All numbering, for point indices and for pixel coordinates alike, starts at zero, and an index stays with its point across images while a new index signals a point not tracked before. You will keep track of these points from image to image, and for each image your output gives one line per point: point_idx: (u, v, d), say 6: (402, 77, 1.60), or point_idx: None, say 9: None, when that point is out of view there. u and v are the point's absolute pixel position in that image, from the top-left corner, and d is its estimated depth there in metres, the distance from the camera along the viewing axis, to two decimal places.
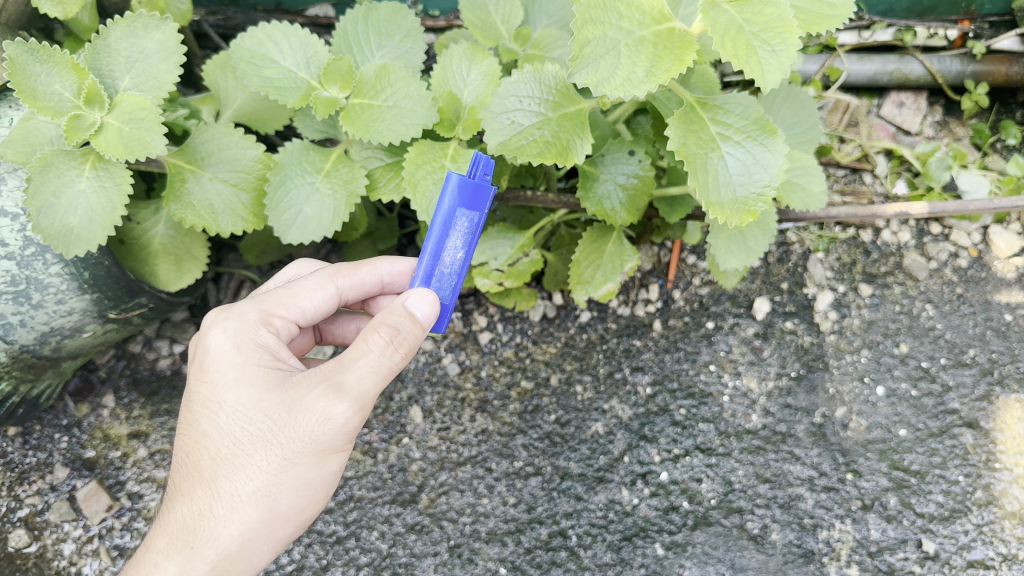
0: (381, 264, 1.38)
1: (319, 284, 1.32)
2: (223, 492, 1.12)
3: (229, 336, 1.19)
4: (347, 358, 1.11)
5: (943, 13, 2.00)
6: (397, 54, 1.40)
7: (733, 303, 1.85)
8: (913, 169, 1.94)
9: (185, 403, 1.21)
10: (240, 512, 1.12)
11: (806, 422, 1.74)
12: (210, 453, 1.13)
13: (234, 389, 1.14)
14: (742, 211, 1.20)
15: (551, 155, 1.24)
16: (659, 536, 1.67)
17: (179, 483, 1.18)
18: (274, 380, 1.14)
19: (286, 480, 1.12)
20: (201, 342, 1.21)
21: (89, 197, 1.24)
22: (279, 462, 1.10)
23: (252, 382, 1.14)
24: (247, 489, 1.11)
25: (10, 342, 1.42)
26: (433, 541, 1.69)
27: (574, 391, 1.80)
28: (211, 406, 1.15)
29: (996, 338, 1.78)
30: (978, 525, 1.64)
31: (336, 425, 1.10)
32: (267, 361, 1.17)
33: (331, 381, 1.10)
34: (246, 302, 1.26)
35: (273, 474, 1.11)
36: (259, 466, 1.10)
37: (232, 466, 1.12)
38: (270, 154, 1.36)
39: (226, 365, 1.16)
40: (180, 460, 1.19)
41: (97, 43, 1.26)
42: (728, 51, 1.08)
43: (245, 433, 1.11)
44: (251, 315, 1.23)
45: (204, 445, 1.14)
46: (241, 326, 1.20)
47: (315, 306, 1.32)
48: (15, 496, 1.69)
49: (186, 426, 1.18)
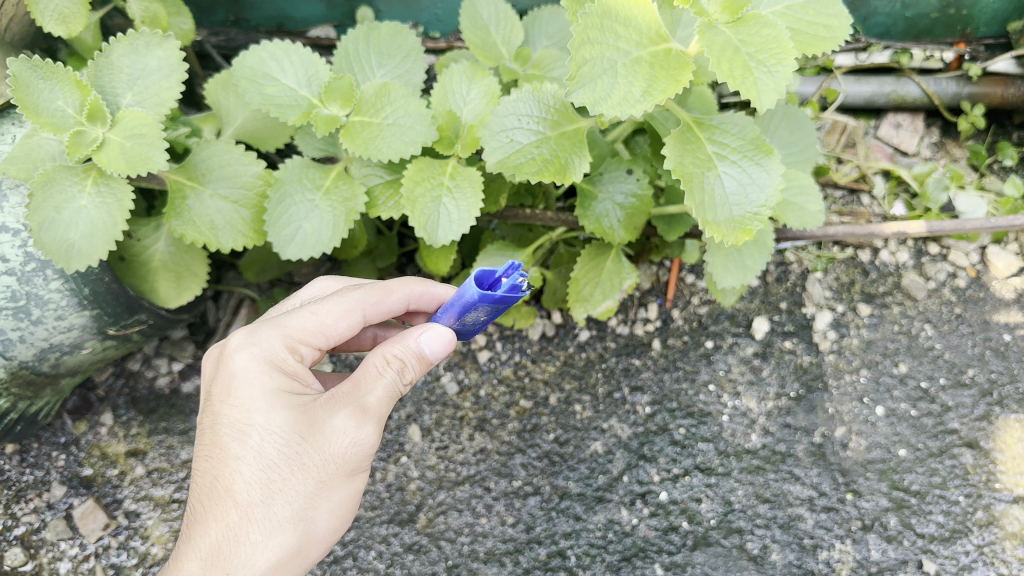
0: (410, 287, 1.35)
1: (347, 310, 1.27)
2: (260, 517, 1.10)
3: (256, 359, 1.18)
4: (364, 381, 1.16)
5: (938, 35, 2.03)
6: (397, 73, 1.42)
7: (732, 322, 1.85)
8: (911, 190, 1.95)
9: (208, 426, 1.18)
10: (278, 536, 1.11)
11: (806, 442, 1.73)
12: (243, 479, 1.11)
13: (266, 414, 1.13)
14: (738, 230, 1.21)
15: (549, 172, 1.26)
16: (658, 556, 1.66)
17: (204, 509, 1.15)
18: (305, 404, 1.15)
19: (321, 501, 1.13)
20: (224, 365, 1.20)
21: (91, 213, 1.25)
22: (315, 485, 1.12)
23: (284, 406, 1.14)
24: (286, 513, 1.11)
25: (9, 358, 1.42)
26: (431, 561, 1.68)
27: (573, 411, 1.80)
28: (242, 431, 1.13)
29: (995, 358, 1.78)
30: (978, 546, 1.63)
31: (366, 445, 1.14)
32: (293, 385, 1.18)
33: (358, 404, 1.14)
34: (266, 326, 1.23)
35: (311, 497, 1.12)
36: (296, 489, 1.11)
37: (267, 492, 1.10)
38: (271, 171, 1.37)
39: (255, 389, 1.15)
40: (204, 485, 1.16)
41: (100, 60, 1.27)
42: (724, 72, 1.09)
43: (280, 458, 1.11)
44: (275, 340, 1.21)
45: (236, 469, 1.12)
46: (267, 350, 1.20)
47: (342, 331, 1.27)
48: (11, 515, 1.68)
49: (213, 449, 1.15)
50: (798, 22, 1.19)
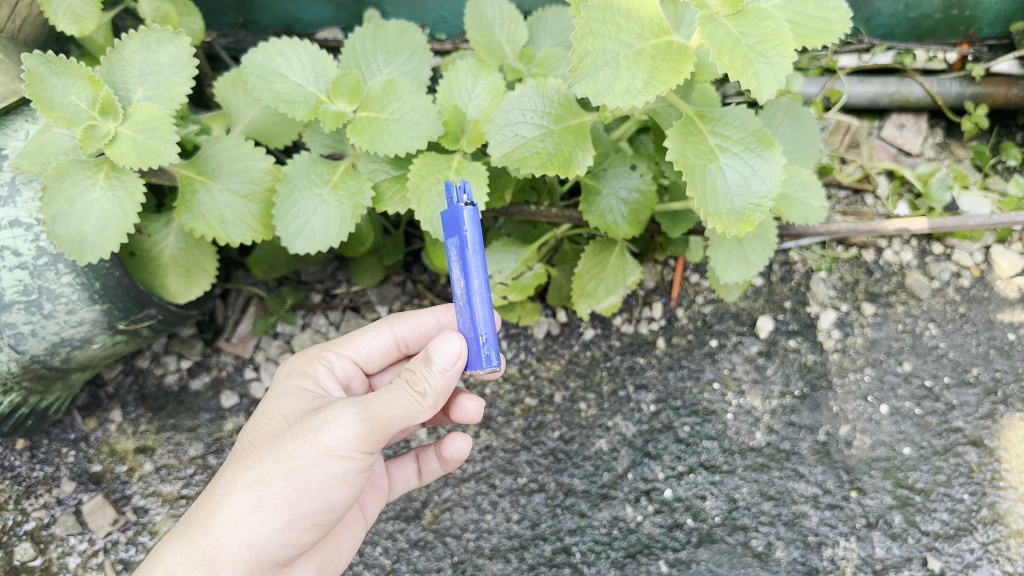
0: (436, 309, 1.42)
1: (376, 326, 1.42)
2: (231, 477, 1.19)
3: (290, 366, 1.38)
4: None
5: (942, 36, 2.04)
6: (404, 71, 1.44)
7: (737, 321, 1.86)
8: (915, 190, 1.95)
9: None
10: (236, 495, 1.17)
11: (810, 440, 1.73)
12: (237, 447, 1.25)
13: (274, 399, 1.29)
14: (740, 221, 1.22)
15: (553, 166, 1.27)
16: (663, 553, 1.66)
17: None
18: (313, 399, 1.28)
19: (280, 471, 1.15)
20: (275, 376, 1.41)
21: (102, 206, 1.27)
22: (281, 450, 1.16)
23: (293, 396, 1.29)
24: (250, 476, 1.17)
25: (21, 352, 1.44)
26: (437, 557, 1.68)
27: (578, 409, 1.80)
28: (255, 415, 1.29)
29: (999, 357, 1.78)
30: (983, 543, 1.63)
31: (341, 425, 1.13)
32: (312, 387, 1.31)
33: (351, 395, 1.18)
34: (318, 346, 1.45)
35: (272, 465, 1.16)
36: (266, 454, 1.18)
37: (245, 455, 1.20)
38: (279, 166, 1.39)
39: (279, 384, 1.33)
40: None
41: (112, 56, 1.30)
42: (725, 63, 1.11)
43: (267, 430, 1.22)
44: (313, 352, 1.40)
45: (239, 443, 1.26)
46: (301, 359, 1.39)
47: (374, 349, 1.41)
48: (21, 510, 1.70)
49: None
50: (798, 15, 1.20)
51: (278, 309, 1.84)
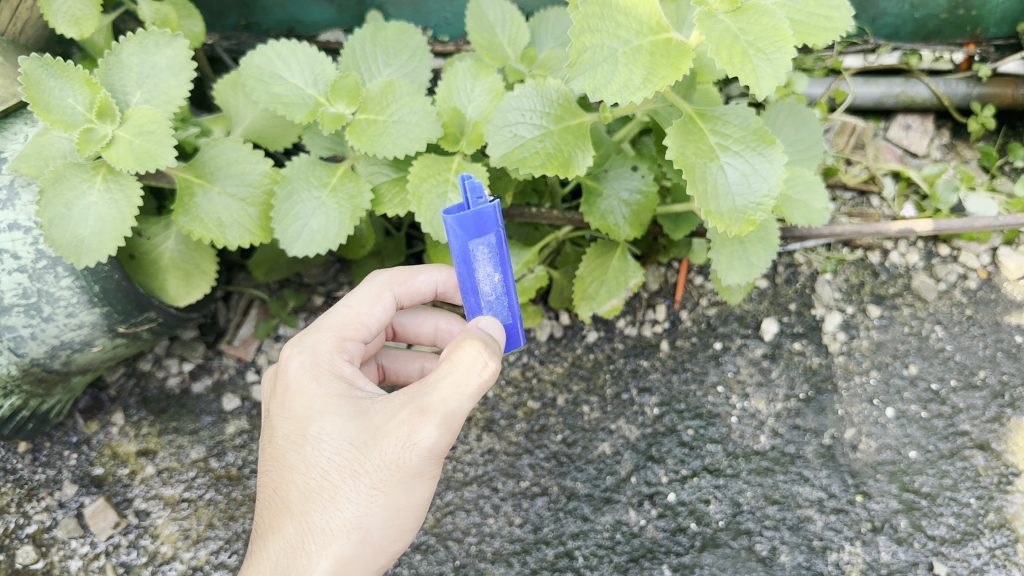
0: (438, 271, 1.34)
1: (377, 295, 1.28)
2: (316, 528, 1.10)
3: (308, 369, 1.18)
4: (433, 382, 1.07)
5: (948, 37, 2.02)
6: (404, 72, 1.44)
7: (741, 324, 1.84)
8: (921, 191, 1.93)
9: (269, 441, 1.19)
10: (335, 547, 1.09)
11: (815, 444, 1.71)
12: (299, 486, 1.12)
13: (319, 419, 1.12)
14: (741, 221, 1.22)
15: (552, 166, 1.26)
16: (666, 557, 1.65)
17: (267, 519, 1.17)
18: (358, 405, 1.12)
19: (378, 508, 1.09)
20: (280, 369, 1.21)
21: (100, 209, 1.27)
22: (368, 491, 1.08)
23: (336, 412, 1.12)
24: (343, 525, 1.09)
25: (21, 355, 1.44)
26: (438, 561, 1.67)
27: (581, 412, 1.79)
28: (299, 440, 1.13)
29: (1007, 359, 1.76)
30: (990, 548, 1.61)
31: (423, 449, 1.06)
32: (343, 387, 1.15)
33: (416, 405, 1.06)
34: (316, 331, 1.23)
35: (365, 507, 1.09)
36: (348, 499, 1.08)
37: (322, 499, 1.10)
38: (278, 168, 1.39)
39: (309, 399, 1.14)
40: (267, 500, 1.17)
41: (109, 59, 1.30)
42: (723, 59, 1.10)
43: (333, 464, 1.09)
44: (326, 344, 1.21)
45: (294, 482, 1.12)
46: (317, 358, 1.19)
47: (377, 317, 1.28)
48: (23, 513, 1.69)
49: (273, 464, 1.17)
50: (798, 13, 1.19)
51: (279, 311, 1.84)
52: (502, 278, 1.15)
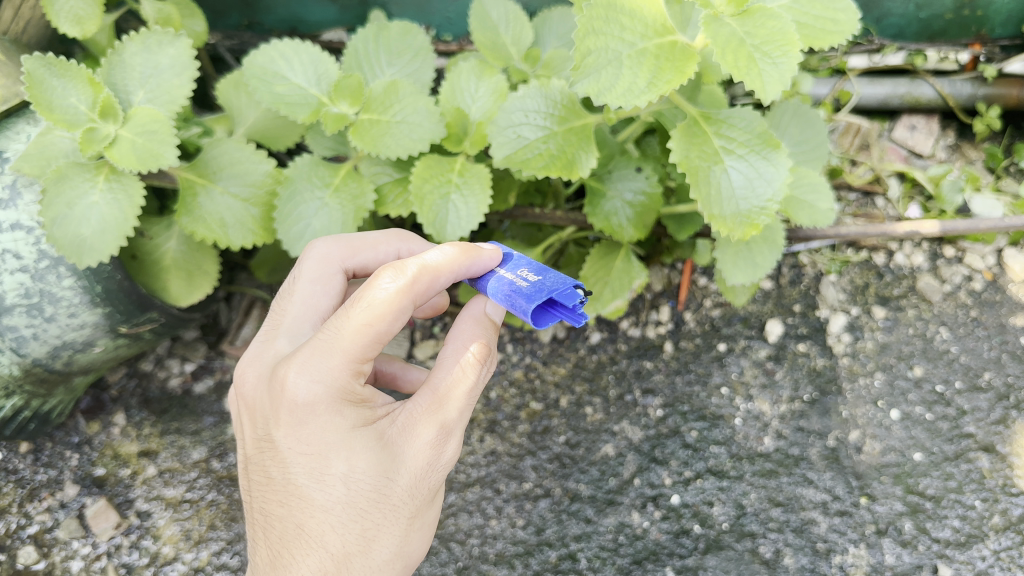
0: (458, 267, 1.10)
1: (396, 308, 1.05)
2: (358, 564, 1.10)
3: (325, 400, 1.04)
4: (453, 399, 1.10)
5: (953, 36, 2.00)
6: (407, 72, 1.43)
7: (745, 325, 1.83)
8: (926, 192, 1.92)
9: (277, 475, 1.08)
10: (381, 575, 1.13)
11: (819, 445, 1.71)
12: (334, 527, 1.07)
13: (349, 458, 1.04)
14: (745, 225, 1.20)
15: (556, 168, 1.25)
16: (669, 559, 1.64)
17: (288, 557, 1.10)
18: (386, 433, 1.07)
19: (413, 530, 1.14)
20: (282, 397, 1.05)
21: (102, 209, 1.26)
22: (407, 519, 1.11)
23: (366, 447, 1.05)
24: (384, 555, 1.11)
25: (23, 355, 1.44)
26: (441, 563, 1.66)
27: (584, 413, 1.78)
28: (326, 481, 1.05)
29: (1012, 361, 1.75)
30: (995, 551, 1.60)
31: (448, 462, 1.13)
32: (363, 415, 1.06)
33: (443, 425, 1.09)
34: (326, 352, 1.04)
35: (404, 533, 1.12)
36: (390, 532, 1.10)
37: (362, 536, 1.08)
38: (280, 168, 1.38)
39: (332, 435, 1.04)
40: (285, 535, 1.10)
41: (113, 58, 1.30)
42: (729, 62, 1.08)
43: (372, 502, 1.06)
44: (341, 370, 1.04)
45: (327, 523, 1.07)
46: (334, 386, 1.04)
47: (396, 332, 1.07)
48: (24, 513, 1.69)
49: (290, 500, 1.08)
50: (804, 16, 1.18)
51: None
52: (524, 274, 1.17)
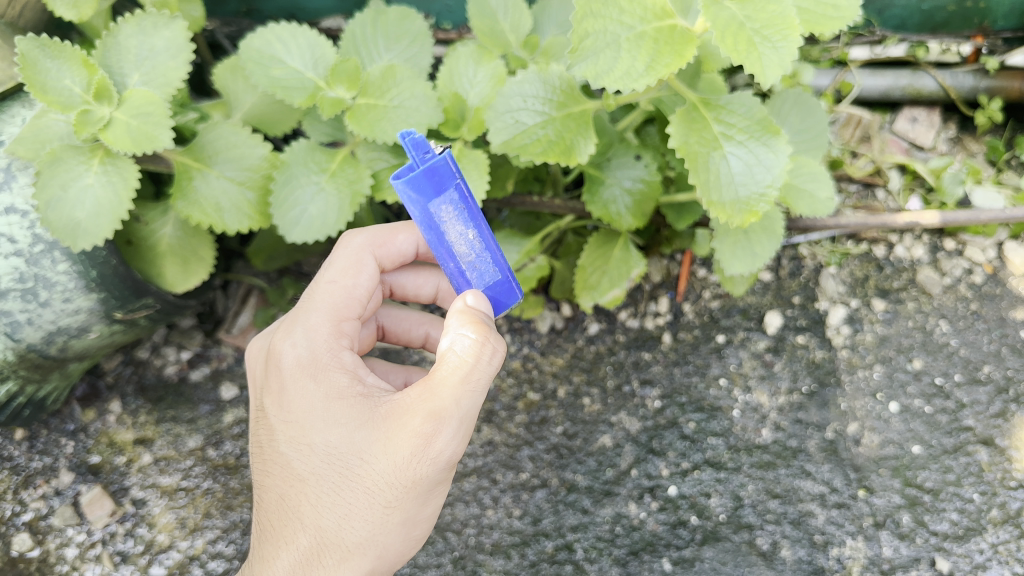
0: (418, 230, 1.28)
1: (355, 257, 1.22)
2: (331, 542, 1.10)
3: (305, 366, 1.12)
4: (441, 386, 1.05)
5: (956, 28, 1.98)
6: (405, 57, 1.42)
7: (744, 317, 1.82)
8: (927, 184, 1.92)
9: (267, 442, 1.15)
10: (356, 561, 1.11)
11: (818, 438, 1.70)
12: (310, 499, 1.10)
13: (323, 428, 1.08)
14: (745, 212, 1.19)
15: (554, 153, 1.25)
16: (667, 551, 1.64)
17: (274, 527, 1.15)
18: (364, 411, 1.08)
19: (392, 521, 1.10)
20: (274, 363, 1.14)
21: (96, 192, 1.25)
22: (384, 506, 1.08)
23: (339, 419, 1.08)
24: (358, 540, 1.10)
25: (17, 340, 1.43)
26: (437, 552, 1.66)
27: (582, 404, 1.77)
28: (303, 448, 1.10)
29: (1012, 355, 1.74)
30: (992, 544, 1.60)
31: (441, 458, 1.07)
32: (342, 387, 1.10)
33: (426, 413, 1.05)
34: (307, 314, 1.16)
35: (380, 521, 1.09)
36: (363, 515, 1.09)
37: (334, 514, 1.09)
38: (276, 153, 1.37)
39: (309, 403, 1.10)
40: (271, 505, 1.15)
41: (108, 40, 1.28)
42: (728, 46, 1.08)
43: (343, 478, 1.08)
44: (321, 332, 1.15)
45: (304, 492, 1.11)
46: (315, 351, 1.13)
47: (365, 286, 1.22)
48: (19, 500, 1.68)
49: (274, 467, 1.13)
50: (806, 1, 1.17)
51: (277, 300, 1.80)
52: (474, 232, 1.07)
